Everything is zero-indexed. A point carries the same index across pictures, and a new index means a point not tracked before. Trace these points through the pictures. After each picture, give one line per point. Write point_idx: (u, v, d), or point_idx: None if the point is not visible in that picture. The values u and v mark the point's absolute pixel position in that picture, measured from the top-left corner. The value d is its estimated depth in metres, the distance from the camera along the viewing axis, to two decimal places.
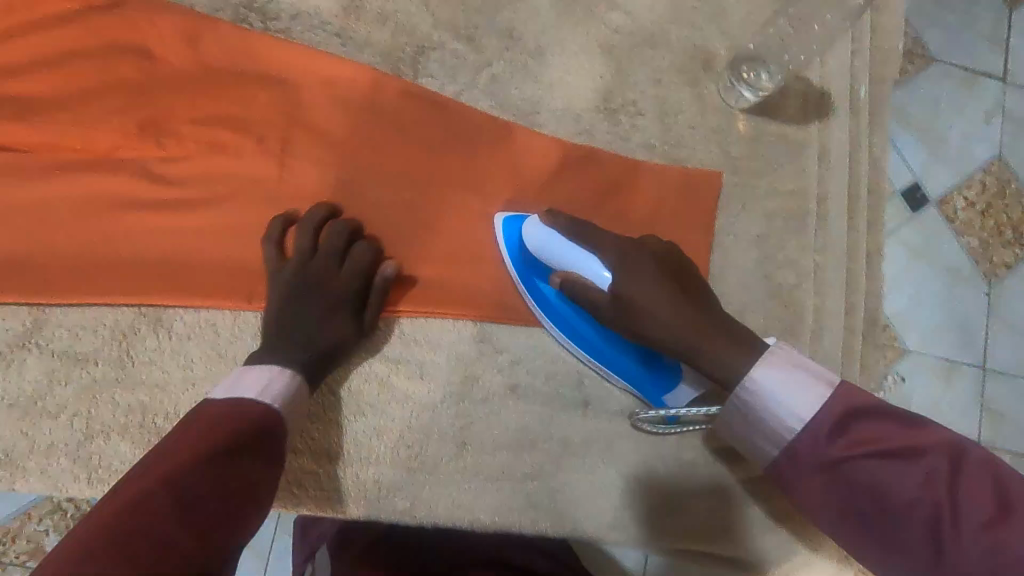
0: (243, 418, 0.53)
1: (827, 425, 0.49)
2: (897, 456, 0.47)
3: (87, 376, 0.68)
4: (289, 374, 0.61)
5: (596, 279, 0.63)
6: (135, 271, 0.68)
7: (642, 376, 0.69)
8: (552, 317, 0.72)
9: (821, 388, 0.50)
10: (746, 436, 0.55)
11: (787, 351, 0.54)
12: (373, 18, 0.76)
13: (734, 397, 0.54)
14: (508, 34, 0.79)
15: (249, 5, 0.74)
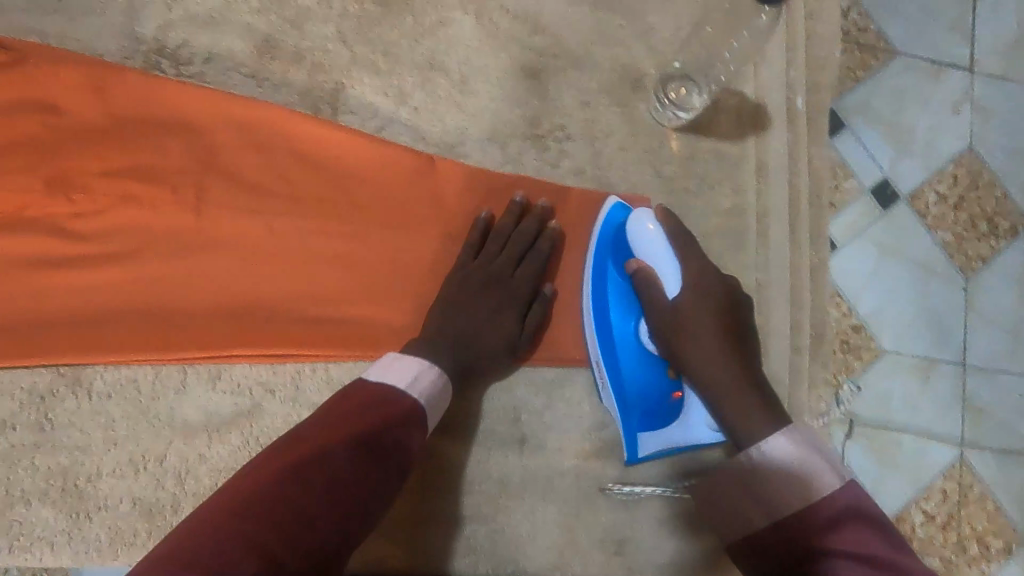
0: (381, 415, 0.57)
1: (825, 510, 0.52)
2: (879, 562, 0.47)
3: (5, 442, 0.66)
4: (437, 371, 0.64)
5: (672, 291, 0.66)
6: (49, 332, 0.67)
7: (642, 411, 0.69)
8: (600, 305, 0.71)
9: (829, 476, 0.54)
10: (744, 496, 0.58)
11: (808, 432, 0.59)
12: (289, 57, 0.75)
13: (745, 454, 0.59)
14: (430, 65, 0.77)
15: (160, 51, 0.73)
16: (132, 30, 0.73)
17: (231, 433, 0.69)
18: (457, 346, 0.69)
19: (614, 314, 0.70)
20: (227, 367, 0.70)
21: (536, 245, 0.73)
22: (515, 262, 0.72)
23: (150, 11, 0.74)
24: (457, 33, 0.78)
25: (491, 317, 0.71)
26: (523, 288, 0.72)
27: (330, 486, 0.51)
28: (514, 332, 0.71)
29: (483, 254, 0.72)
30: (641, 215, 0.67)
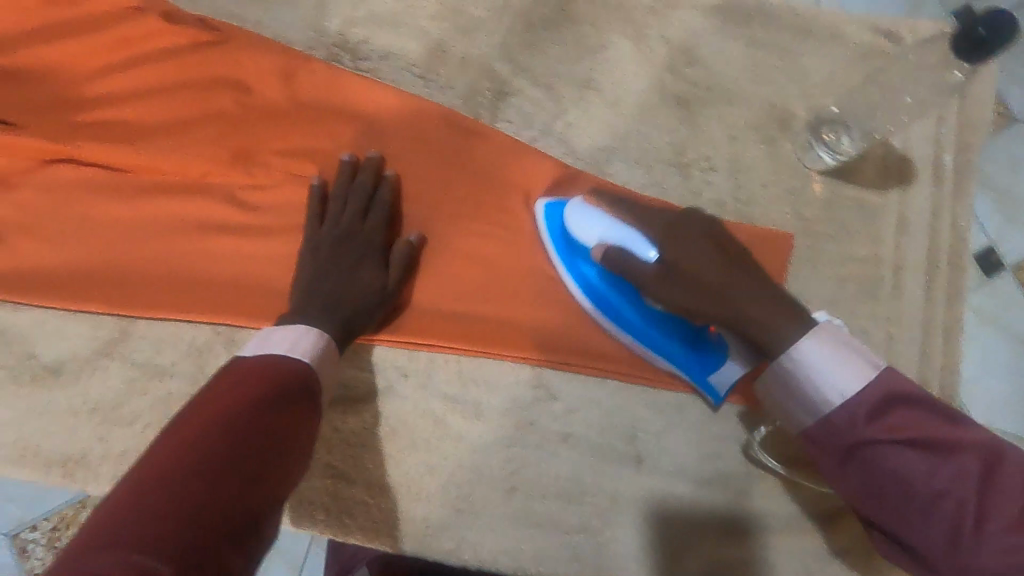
0: (276, 379, 0.51)
1: (865, 406, 0.49)
2: (932, 451, 0.47)
3: (163, 388, 0.70)
4: (317, 332, 0.61)
5: (649, 255, 0.60)
6: (212, 292, 0.71)
7: (690, 357, 0.68)
8: (590, 295, 0.70)
9: (866, 369, 0.50)
10: (783, 401, 0.54)
11: (835, 330, 0.53)
12: (456, 63, 0.79)
13: (773, 366, 0.54)
14: (587, 85, 0.80)
15: (342, 45, 0.78)
16: (319, 23, 0.78)
17: (365, 410, 0.72)
18: (329, 299, 0.65)
19: (615, 293, 0.68)
20: (366, 349, 0.72)
21: (375, 194, 0.72)
22: (360, 218, 0.70)
23: (337, 6, 0.79)
24: (614, 56, 0.81)
25: (349, 274, 0.68)
26: (372, 238, 0.70)
27: (254, 451, 0.43)
28: (379, 285, 0.69)
29: (328, 219, 0.70)
30: (572, 205, 0.67)
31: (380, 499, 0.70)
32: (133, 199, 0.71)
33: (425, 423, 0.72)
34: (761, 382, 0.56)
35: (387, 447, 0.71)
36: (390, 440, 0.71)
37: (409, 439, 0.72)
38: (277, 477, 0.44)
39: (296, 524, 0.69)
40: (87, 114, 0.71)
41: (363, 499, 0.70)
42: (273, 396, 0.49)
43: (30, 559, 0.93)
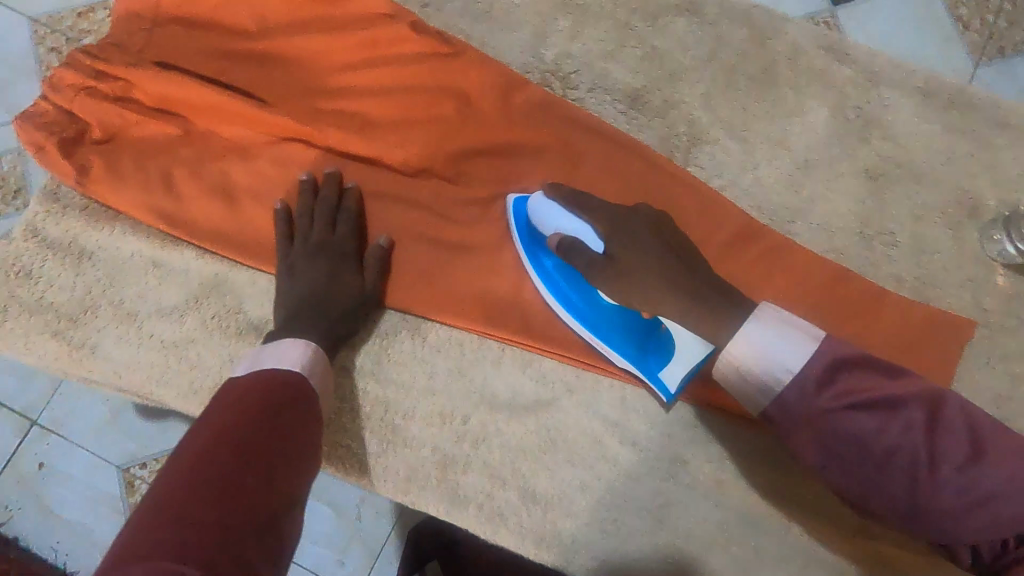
0: (278, 399, 0.57)
1: (813, 378, 0.51)
2: (881, 409, 0.50)
3: (349, 361, 0.75)
4: (306, 344, 0.66)
5: (600, 247, 0.68)
6: (408, 281, 0.76)
7: (645, 352, 0.72)
8: (553, 287, 0.74)
9: (807, 344, 0.52)
10: (737, 386, 0.55)
11: (774, 310, 0.55)
12: (658, 105, 0.83)
13: (724, 359, 0.55)
14: (779, 143, 0.82)
15: (555, 73, 0.83)
16: (538, 50, 0.84)
17: (529, 417, 0.74)
18: (315, 305, 0.70)
19: (571, 286, 0.73)
20: (539, 359, 0.76)
21: (341, 203, 0.75)
22: (329, 228, 0.74)
23: (556, 38, 0.84)
24: (811, 120, 0.83)
25: (327, 283, 0.71)
26: (344, 246, 0.74)
27: (253, 470, 0.49)
28: (357, 289, 0.73)
29: (298, 236, 0.74)
30: (535, 198, 0.73)
31: (531, 506, 0.72)
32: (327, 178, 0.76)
33: (583, 441, 0.74)
34: (717, 370, 0.56)
35: (545, 456, 0.73)
36: (548, 450, 0.74)
37: (567, 453, 0.73)
38: (278, 482, 0.50)
39: (450, 514, 0.72)
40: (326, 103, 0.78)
41: (515, 503, 0.72)
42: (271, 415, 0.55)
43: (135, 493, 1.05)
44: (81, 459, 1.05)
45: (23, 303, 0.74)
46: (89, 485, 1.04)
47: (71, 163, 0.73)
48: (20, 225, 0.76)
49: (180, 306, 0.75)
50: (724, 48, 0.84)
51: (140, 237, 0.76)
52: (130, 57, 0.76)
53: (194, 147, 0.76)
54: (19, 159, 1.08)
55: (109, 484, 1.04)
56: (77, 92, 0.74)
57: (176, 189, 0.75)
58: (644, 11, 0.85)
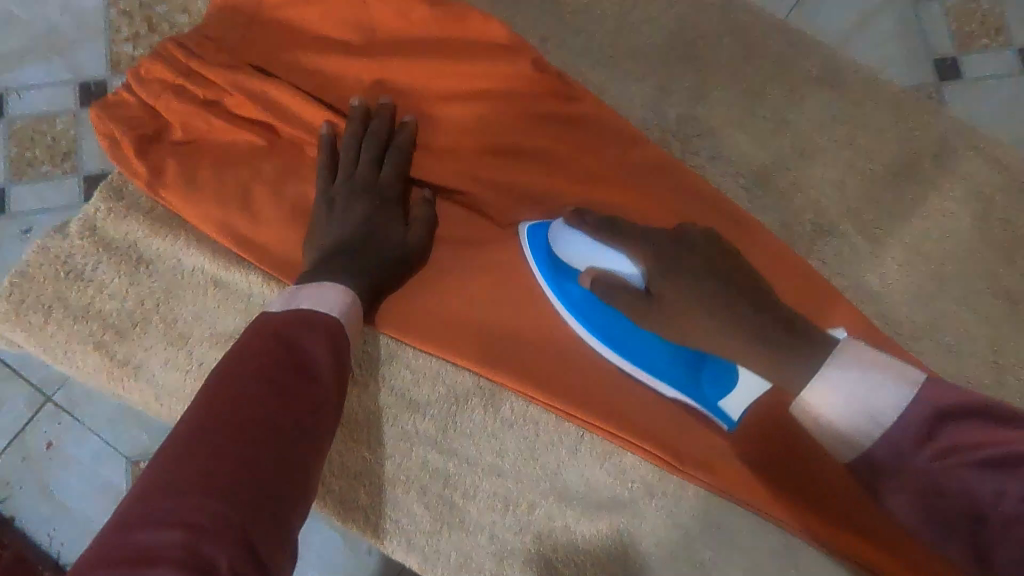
0: (293, 345, 0.54)
1: (909, 429, 0.45)
2: (1000, 464, 0.41)
3: (411, 425, 0.67)
4: (342, 289, 0.61)
5: (641, 284, 0.62)
6: (489, 343, 0.68)
7: (699, 382, 0.65)
8: (588, 320, 0.67)
9: (903, 387, 0.46)
10: (821, 436, 0.49)
11: (858, 348, 0.49)
12: (784, 185, 0.75)
13: (801, 407, 0.49)
14: (913, 246, 0.74)
15: (675, 134, 0.76)
16: (660, 106, 0.76)
17: (601, 517, 0.67)
18: (350, 247, 0.64)
19: (605, 311, 0.67)
20: (620, 452, 0.68)
21: (391, 140, 0.69)
22: (375, 167, 0.68)
23: (681, 95, 0.77)
24: (952, 225, 0.75)
25: (365, 225, 0.66)
26: (390, 191, 0.67)
27: (268, 428, 0.48)
28: (399, 237, 0.67)
29: (343, 170, 0.68)
30: (558, 229, 0.65)
31: None
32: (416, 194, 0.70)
33: (658, 552, 0.66)
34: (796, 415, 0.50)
35: (614, 563, 0.66)
36: (618, 557, 0.66)
37: (638, 563, 0.66)
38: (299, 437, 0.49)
39: None
40: (425, 134, 0.71)
41: None
42: (282, 361, 0.52)
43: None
44: (92, 444, 0.95)
45: (69, 307, 0.68)
46: (98, 474, 0.95)
47: (144, 164, 0.67)
48: (77, 220, 0.70)
49: (236, 334, 0.68)
50: (863, 132, 0.76)
51: (205, 252, 0.69)
52: (223, 56, 0.69)
53: (277, 163, 0.69)
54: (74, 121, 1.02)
55: (115, 476, 0.95)
56: (162, 89, 0.67)
57: (253, 207, 0.68)
58: (781, 79, 0.77)
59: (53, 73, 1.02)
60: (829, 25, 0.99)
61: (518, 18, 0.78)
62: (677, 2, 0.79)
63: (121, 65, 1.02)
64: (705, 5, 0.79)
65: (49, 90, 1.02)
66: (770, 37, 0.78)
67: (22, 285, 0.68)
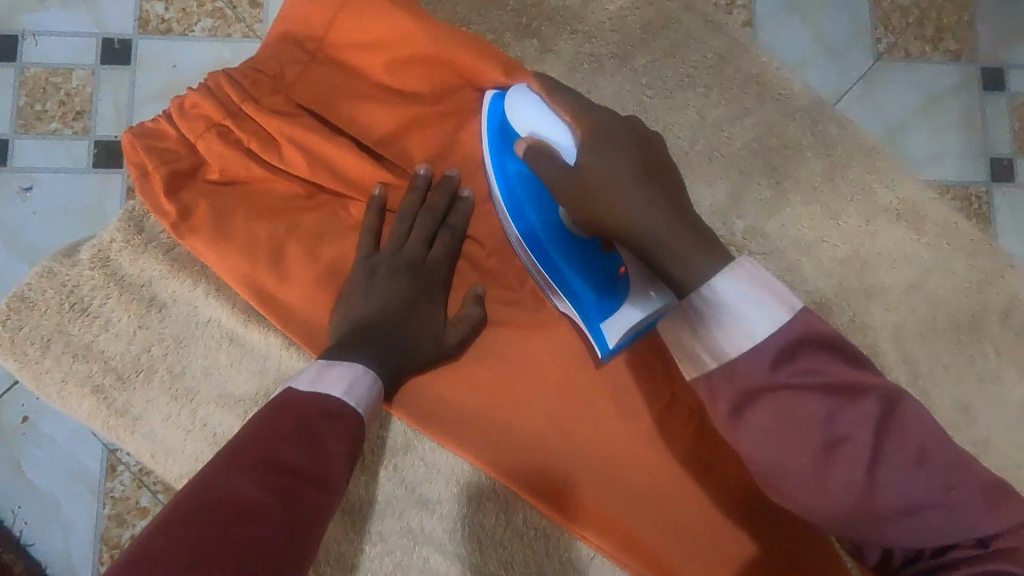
0: (296, 435, 0.45)
1: (772, 350, 0.40)
2: (838, 393, 0.40)
3: (417, 522, 0.66)
4: (372, 377, 0.54)
5: (573, 158, 0.51)
6: (511, 451, 0.64)
7: (596, 295, 0.59)
8: (508, 202, 0.60)
9: (779, 311, 0.40)
10: (681, 345, 0.43)
11: (758, 267, 0.41)
12: (843, 322, 0.71)
13: (677, 309, 0.43)
14: (962, 406, 0.71)
15: (739, 248, 0.71)
16: (728, 215, 0.72)
17: None
18: (387, 337, 0.58)
19: (530, 203, 0.60)
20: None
21: (447, 220, 0.63)
22: (423, 251, 0.62)
23: (751, 206, 0.72)
24: (1003, 388, 0.72)
25: (401, 310, 0.60)
26: (434, 281, 0.62)
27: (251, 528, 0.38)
28: (436, 331, 0.61)
29: (387, 246, 0.62)
30: (513, 90, 0.56)
31: None
32: (464, 289, 0.65)
33: None
34: (663, 322, 0.44)
35: None
36: None
37: None
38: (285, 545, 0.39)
39: None
40: (482, 213, 0.65)
41: None
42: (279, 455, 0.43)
43: (116, 481, 0.81)
44: (71, 422, 0.80)
45: (69, 343, 0.63)
46: (71, 455, 0.80)
47: (173, 204, 0.61)
48: (89, 246, 0.64)
49: (245, 397, 0.64)
50: (932, 273, 0.72)
51: (225, 306, 0.64)
52: (279, 98, 0.63)
53: (318, 219, 0.63)
54: (91, 78, 0.87)
55: (88, 461, 0.80)
56: (207, 128, 0.61)
57: (284, 267, 0.62)
58: (858, 204, 0.73)
59: (76, 24, 0.87)
60: (889, 106, 0.87)
61: (594, 94, 0.73)
62: (765, 103, 0.73)
63: (152, 25, 0.87)
64: (793, 110, 0.73)
65: (68, 39, 0.87)
66: (853, 156, 0.73)
67: (19, 312, 0.63)
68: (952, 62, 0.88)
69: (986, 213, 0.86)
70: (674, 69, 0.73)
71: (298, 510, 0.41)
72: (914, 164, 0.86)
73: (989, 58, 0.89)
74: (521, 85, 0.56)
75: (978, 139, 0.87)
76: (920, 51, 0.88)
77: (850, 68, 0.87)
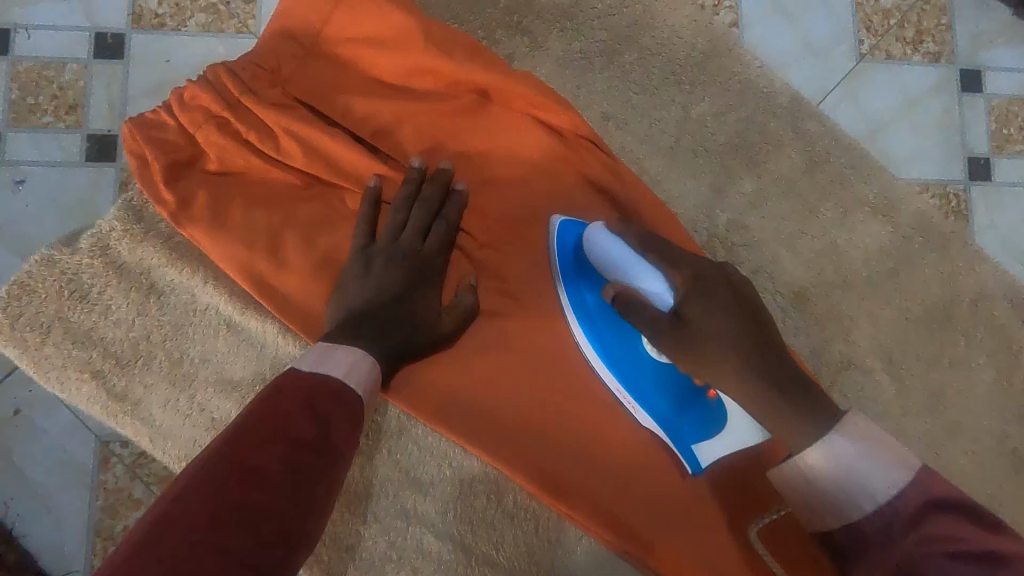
0: (303, 406, 0.48)
1: (898, 514, 0.41)
2: (983, 564, 0.37)
3: (410, 504, 0.68)
4: (371, 360, 0.56)
5: (667, 305, 0.55)
6: (501, 432, 0.66)
7: (682, 417, 0.64)
8: (587, 327, 0.66)
9: (897, 471, 0.43)
10: (797, 495, 0.46)
11: (868, 424, 0.45)
12: (821, 312, 0.74)
13: (793, 463, 0.46)
14: (934, 393, 0.74)
15: (722, 241, 0.74)
16: (712, 209, 0.74)
17: None
18: (383, 323, 0.60)
19: (609, 328, 0.65)
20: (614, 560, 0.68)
21: (442, 210, 0.65)
22: (418, 239, 0.64)
23: (735, 200, 0.75)
24: (973, 377, 0.75)
25: (396, 296, 0.61)
26: (429, 269, 0.64)
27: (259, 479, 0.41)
28: (430, 316, 0.63)
29: (382, 236, 0.64)
30: (593, 230, 0.60)
31: None
32: (457, 277, 0.67)
33: None
34: (775, 470, 0.47)
35: None
36: None
37: None
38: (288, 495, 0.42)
39: None
40: (475, 204, 0.68)
41: None
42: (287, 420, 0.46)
43: (109, 472, 0.82)
44: (66, 412, 0.81)
45: (68, 329, 0.64)
46: (66, 444, 0.81)
47: (172, 192, 0.62)
48: (88, 234, 0.65)
49: (243, 383, 0.66)
50: (907, 266, 0.75)
51: (222, 293, 0.66)
52: (276, 90, 0.65)
53: (315, 209, 0.65)
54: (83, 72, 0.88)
55: (82, 453, 0.81)
56: (206, 119, 0.63)
57: (281, 254, 0.64)
58: (837, 199, 0.76)
59: (68, 17, 0.88)
60: (869, 105, 0.90)
61: (583, 91, 0.75)
62: (748, 101, 0.76)
63: (146, 19, 0.88)
64: (774, 108, 0.76)
65: (60, 33, 0.87)
66: (832, 152, 0.76)
67: (18, 298, 0.64)
68: (931, 64, 0.92)
69: (962, 209, 0.89)
70: (661, 68, 0.76)
71: (304, 469, 0.44)
72: (893, 161, 0.89)
73: (966, 60, 0.92)
74: (599, 226, 0.59)
75: (956, 138, 0.91)
76: (901, 54, 0.91)
77: (832, 68, 0.90)
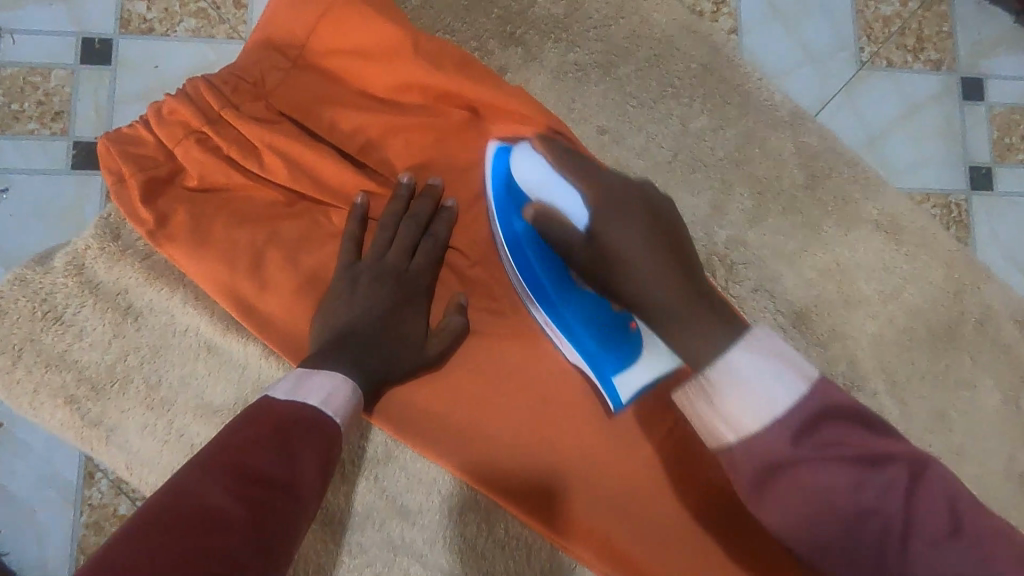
0: (268, 440, 0.44)
1: (794, 424, 0.37)
2: (866, 464, 0.37)
3: (398, 533, 0.65)
4: (351, 386, 0.53)
5: (582, 220, 0.54)
6: (490, 457, 0.64)
7: (606, 349, 0.59)
8: (518, 259, 0.60)
9: (797, 382, 0.37)
10: (699, 419, 0.39)
11: (773, 337, 0.39)
12: (823, 333, 0.72)
13: (694, 383, 0.39)
14: (938, 415, 0.72)
15: (721, 258, 0.72)
16: (711, 225, 0.72)
17: None
18: (367, 348, 0.57)
19: (540, 260, 0.60)
20: None
21: (430, 229, 0.63)
22: (405, 258, 0.62)
23: (734, 216, 0.72)
24: (978, 398, 0.73)
25: (382, 319, 0.59)
26: (416, 291, 0.61)
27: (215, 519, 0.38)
28: (417, 340, 0.60)
29: (368, 256, 0.61)
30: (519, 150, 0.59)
31: None
32: (447, 298, 0.64)
33: None
34: (680, 393, 0.40)
35: None
36: None
37: None
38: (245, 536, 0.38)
39: None
40: (465, 222, 0.65)
41: None
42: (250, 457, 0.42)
43: (94, 488, 0.79)
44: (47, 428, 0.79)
45: (42, 352, 0.62)
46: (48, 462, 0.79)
47: (150, 210, 0.60)
48: (64, 253, 0.63)
49: (223, 408, 0.64)
50: (910, 283, 0.73)
51: (203, 315, 0.63)
52: (260, 105, 0.63)
53: (299, 227, 0.63)
54: (71, 78, 0.85)
55: (65, 469, 0.78)
56: (185, 135, 0.60)
57: (263, 275, 0.61)
58: (838, 214, 0.73)
59: (54, 23, 0.85)
60: (870, 115, 0.88)
61: (578, 104, 0.73)
62: (747, 113, 0.74)
63: (134, 24, 0.85)
64: (773, 120, 0.74)
65: (47, 38, 0.85)
66: (834, 166, 0.74)
67: None
68: (933, 71, 0.89)
69: (965, 221, 0.87)
70: (658, 79, 0.74)
71: (267, 510, 0.40)
72: (893, 171, 0.87)
73: (969, 67, 0.90)
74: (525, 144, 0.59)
75: (958, 147, 0.88)
76: (903, 61, 0.89)
77: (833, 77, 0.88)
